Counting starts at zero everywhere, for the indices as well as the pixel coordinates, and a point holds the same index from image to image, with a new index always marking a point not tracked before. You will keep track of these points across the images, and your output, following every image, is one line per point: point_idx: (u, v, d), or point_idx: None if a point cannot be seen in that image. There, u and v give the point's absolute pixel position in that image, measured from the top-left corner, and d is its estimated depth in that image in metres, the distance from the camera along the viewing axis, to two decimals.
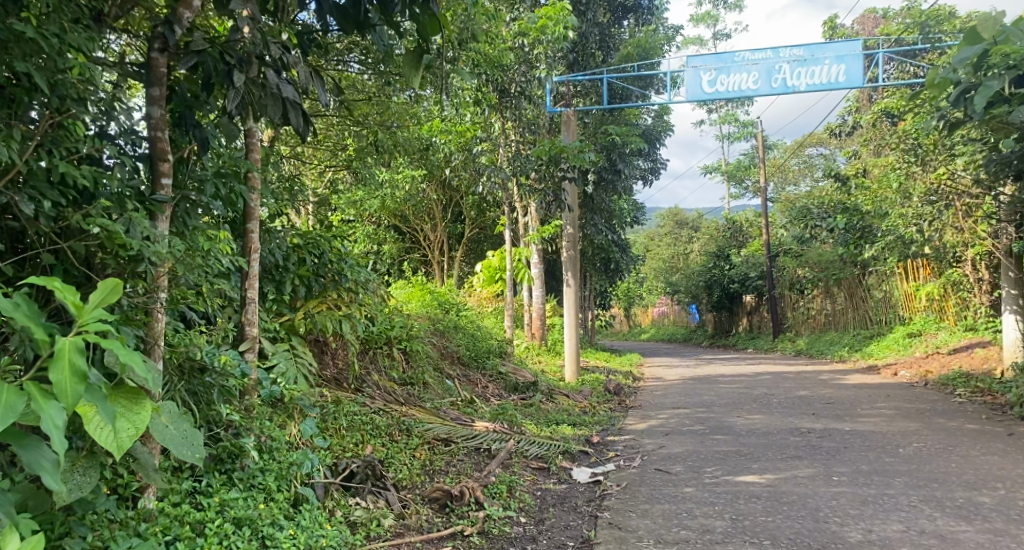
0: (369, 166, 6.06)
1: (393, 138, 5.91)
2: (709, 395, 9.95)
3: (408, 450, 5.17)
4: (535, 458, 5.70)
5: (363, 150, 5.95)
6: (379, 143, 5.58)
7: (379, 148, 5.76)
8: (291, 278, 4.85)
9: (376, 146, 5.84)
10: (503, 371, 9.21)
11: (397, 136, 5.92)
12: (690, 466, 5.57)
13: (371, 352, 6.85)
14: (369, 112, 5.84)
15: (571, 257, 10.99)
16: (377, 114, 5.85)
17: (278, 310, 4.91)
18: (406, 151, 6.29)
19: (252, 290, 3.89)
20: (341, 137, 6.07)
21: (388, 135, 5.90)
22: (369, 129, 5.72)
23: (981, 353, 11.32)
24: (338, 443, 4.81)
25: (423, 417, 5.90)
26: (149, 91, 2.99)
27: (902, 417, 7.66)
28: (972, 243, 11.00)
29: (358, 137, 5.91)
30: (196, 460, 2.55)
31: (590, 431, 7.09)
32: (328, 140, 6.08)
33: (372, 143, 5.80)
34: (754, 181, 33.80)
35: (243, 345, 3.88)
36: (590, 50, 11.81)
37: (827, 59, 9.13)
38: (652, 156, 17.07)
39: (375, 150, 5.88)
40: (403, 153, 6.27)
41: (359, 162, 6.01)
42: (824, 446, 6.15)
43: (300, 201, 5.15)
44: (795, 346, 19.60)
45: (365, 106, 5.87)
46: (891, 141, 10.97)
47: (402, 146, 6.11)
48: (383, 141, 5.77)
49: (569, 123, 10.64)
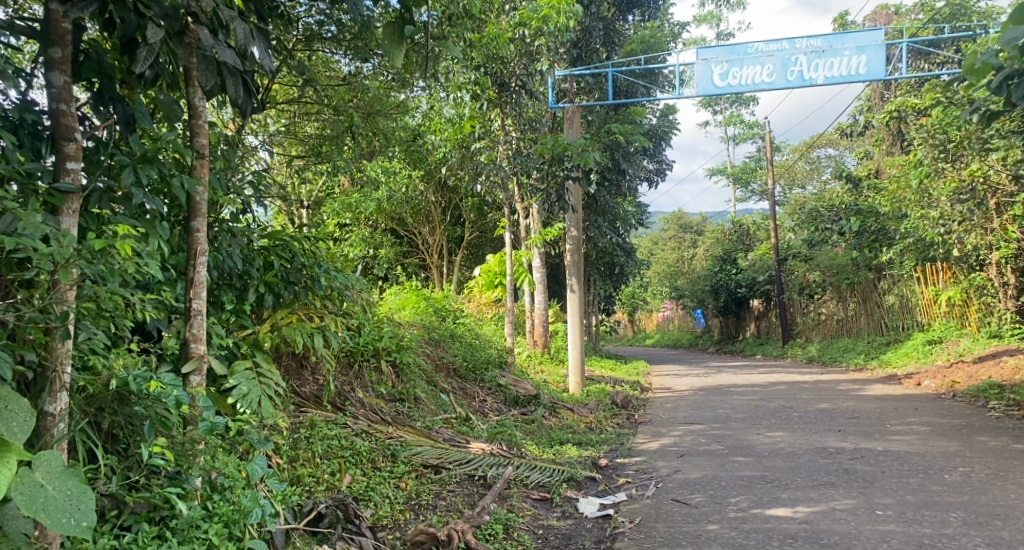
0: (349, 157, 5.48)
1: (372, 124, 5.36)
2: (723, 408, 9.30)
3: (393, 480, 4.61)
4: (536, 487, 5.09)
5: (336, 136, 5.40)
6: (354, 127, 4.97)
7: (355, 136, 5.19)
8: (256, 284, 4.13)
9: (351, 134, 5.29)
10: (502, 383, 8.59)
11: (376, 120, 5.37)
12: (712, 496, 4.94)
13: (357, 365, 6.25)
14: (344, 96, 5.32)
15: (575, 261, 10.37)
16: (356, 100, 5.34)
17: (239, 324, 4.20)
18: (390, 141, 5.70)
19: (199, 300, 3.19)
20: (317, 123, 5.49)
21: (365, 119, 5.34)
22: (341, 111, 5.17)
23: (1013, 362, 10.68)
24: (311, 475, 4.26)
25: (412, 438, 5.29)
26: (48, 52, 2.40)
27: (938, 436, 7.02)
28: (999, 245, 10.39)
29: (334, 124, 5.33)
30: (80, 531, 2.16)
31: (597, 452, 6.45)
32: (304, 131, 5.51)
33: (348, 127, 5.19)
34: (760, 183, 33.15)
35: (187, 367, 3.16)
36: (595, 45, 11.24)
37: (846, 50, 8.49)
38: (657, 157, 16.49)
39: (353, 138, 5.32)
40: (387, 143, 5.68)
41: (331, 150, 5.44)
42: (859, 471, 5.52)
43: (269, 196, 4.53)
44: (806, 353, 18.95)
45: (344, 89, 5.34)
46: (914, 138, 10.37)
47: (383, 133, 5.56)
48: (360, 126, 5.20)
49: (573, 120, 10.04)
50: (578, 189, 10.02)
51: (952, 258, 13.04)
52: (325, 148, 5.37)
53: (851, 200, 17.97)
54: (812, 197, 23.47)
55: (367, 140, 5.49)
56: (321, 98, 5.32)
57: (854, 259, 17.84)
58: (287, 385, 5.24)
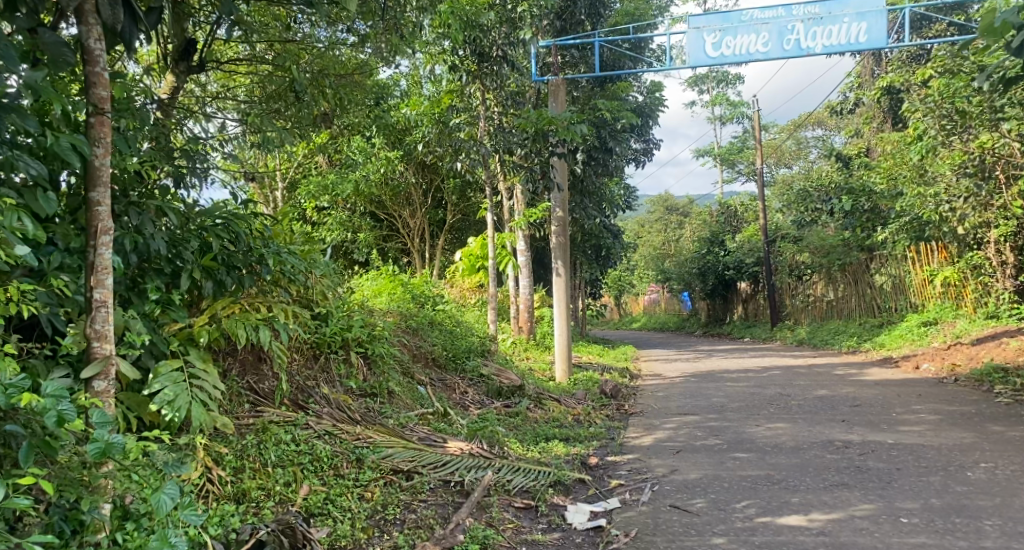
0: (302, 120, 5.15)
1: (320, 86, 5.08)
2: (718, 396, 8.81)
3: (358, 489, 4.09)
4: (519, 492, 4.56)
5: (282, 97, 5.09)
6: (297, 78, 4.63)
7: (301, 95, 4.89)
8: (189, 269, 3.53)
9: (297, 93, 5.00)
10: (485, 373, 8.05)
11: (323, 81, 5.10)
12: (714, 501, 4.46)
13: (323, 358, 5.68)
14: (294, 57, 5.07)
15: (560, 243, 9.80)
16: (307, 61, 5.11)
17: (166, 318, 3.48)
18: (344, 107, 5.39)
19: (103, 289, 2.70)
20: (264, 86, 5.16)
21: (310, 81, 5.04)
22: (285, 65, 4.87)
23: (1014, 344, 10.31)
24: (260, 489, 3.72)
25: (382, 438, 4.77)
26: None
27: (950, 426, 6.55)
28: (999, 223, 10.02)
29: (277, 81, 5.05)
30: None
31: (587, 449, 5.93)
32: (263, 90, 5.17)
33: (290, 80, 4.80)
34: (747, 163, 32.67)
35: (89, 370, 2.65)
36: (580, 16, 10.61)
37: (845, 16, 7.87)
38: (645, 136, 15.96)
39: (300, 97, 5.02)
40: (339, 108, 5.37)
41: (272, 108, 5.11)
42: (873, 469, 5.04)
43: (207, 168, 3.91)
44: (796, 336, 18.56)
45: (297, 49, 5.11)
46: (917, 109, 9.85)
47: (334, 94, 5.27)
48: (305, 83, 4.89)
49: (558, 93, 9.39)
50: (564, 166, 9.38)
51: (948, 237, 12.60)
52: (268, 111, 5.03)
53: (840, 179, 17.50)
54: (801, 177, 23.04)
55: (319, 108, 5.17)
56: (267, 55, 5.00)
57: (845, 240, 17.36)
58: (242, 381, 4.70)
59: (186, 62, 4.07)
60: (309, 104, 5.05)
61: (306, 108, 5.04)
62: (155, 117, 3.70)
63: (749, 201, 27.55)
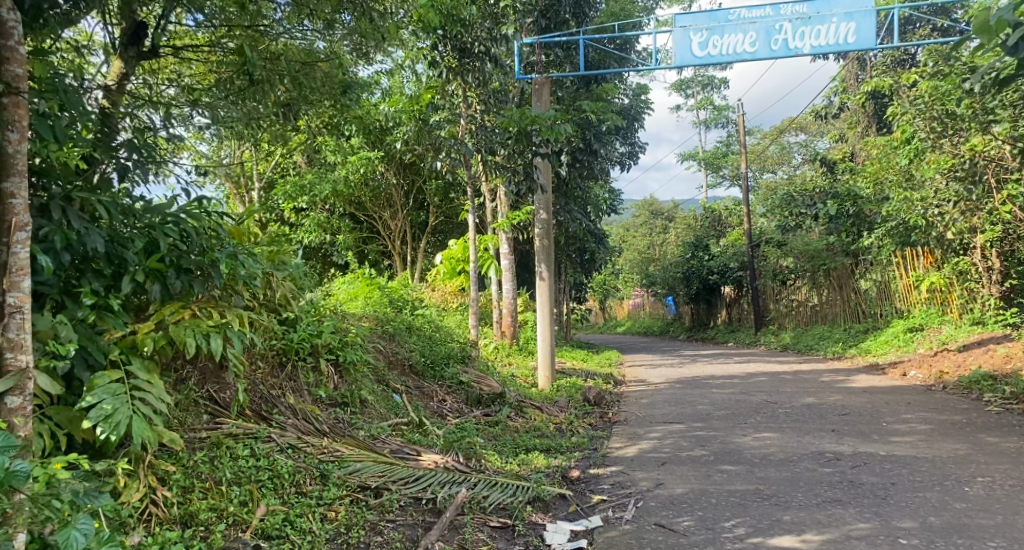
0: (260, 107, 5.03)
1: (273, 68, 4.97)
2: (704, 404, 8.58)
3: (320, 508, 3.80)
4: (495, 510, 4.29)
5: (235, 80, 4.89)
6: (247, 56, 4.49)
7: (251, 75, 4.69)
8: (132, 272, 3.27)
9: (248, 76, 4.82)
10: (464, 380, 7.74)
11: (277, 63, 4.93)
12: (702, 519, 4.22)
13: (290, 366, 5.39)
14: (252, 41, 5.00)
15: (544, 246, 9.53)
16: (260, 45, 4.96)
17: (105, 324, 3.21)
18: (305, 95, 5.24)
19: (17, 294, 2.69)
20: (221, 73, 4.98)
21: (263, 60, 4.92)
22: (237, 46, 4.76)
23: (1002, 350, 10.17)
24: (211, 510, 3.43)
25: (351, 452, 4.49)
26: None
27: (942, 436, 6.35)
28: (986, 227, 9.91)
29: (230, 66, 4.89)
30: None
31: (568, 461, 5.66)
32: (220, 76, 4.98)
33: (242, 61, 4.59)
34: (731, 168, 32.62)
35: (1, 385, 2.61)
36: (565, 15, 10.32)
37: (834, 16, 7.67)
38: (630, 139, 15.77)
39: (253, 82, 4.87)
40: (299, 96, 5.22)
41: (227, 92, 4.91)
42: (867, 483, 4.81)
43: (155, 161, 3.65)
44: (780, 341, 18.39)
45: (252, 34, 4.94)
46: (908, 111, 9.66)
47: (292, 79, 5.10)
48: (257, 65, 4.73)
49: (542, 92, 9.16)
50: (548, 167, 9.10)
51: (934, 241, 12.46)
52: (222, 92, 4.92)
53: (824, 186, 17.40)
54: (786, 182, 22.97)
55: (275, 92, 5.06)
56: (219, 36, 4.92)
57: (830, 244, 17.23)
58: (202, 390, 4.43)
59: (136, 47, 4.02)
60: (261, 86, 4.91)
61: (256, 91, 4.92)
62: (99, 109, 3.50)
63: (734, 205, 27.46)
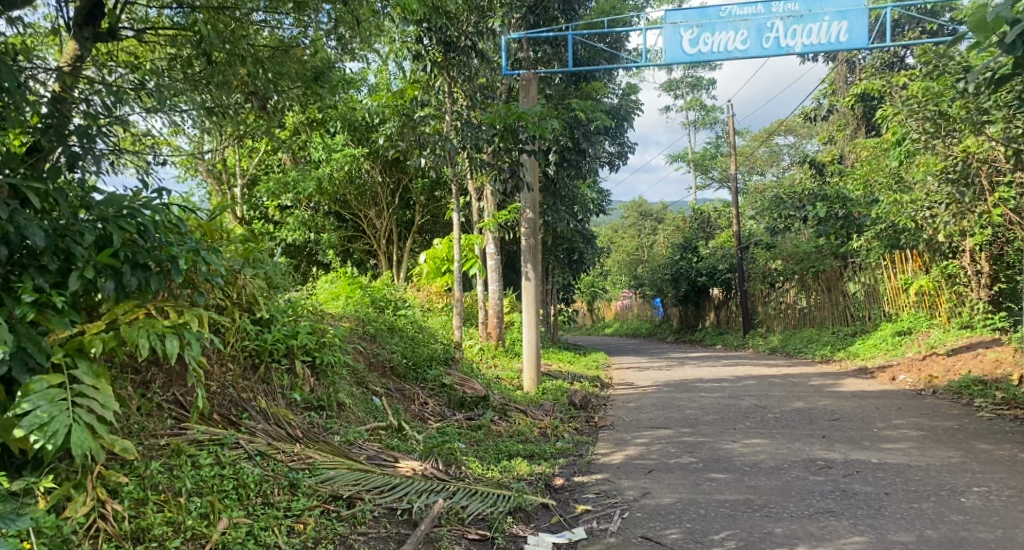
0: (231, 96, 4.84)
1: (235, 49, 4.76)
2: (691, 408, 8.40)
3: (287, 520, 3.58)
4: (474, 521, 4.09)
5: (195, 60, 4.74)
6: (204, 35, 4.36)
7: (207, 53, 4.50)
8: (80, 268, 3.12)
9: (206, 56, 4.66)
10: (447, 383, 7.52)
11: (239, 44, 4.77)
12: (690, 531, 4.03)
13: (263, 367, 5.16)
14: (219, 22, 4.80)
15: (531, 245, 9.34)
16: (225, 27, 4.80)
17: (47, 324, 3.07)
18: (278, 83, 5.12)
19: None
20: (184, 59, 4.83)
21: (222, 41, 4.75)
22: (196, 27, 4.59)
23: (992, 355, 10.07)
24: (167, 524, 3.23)
25: (324, 459, 4.27)
26: None
27: (934, 443, 6.20)
28: (976, 230, 9.82)
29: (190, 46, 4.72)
30: None
31: (552, 468, 5.47)
32: (182, 60, 4.81)
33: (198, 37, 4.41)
34: (720, 170, 32.59)
35: None
36: (553, 12, 10.13)
37: (826, 15, 7.53)
38: (619, 138, 15.61)
39: (211, 62, 4.69)
40: (270, 83, 5.08)
41: (191, 77, 4.76)
42: (860, 493, 4.64)
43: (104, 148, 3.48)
44: (768, 344, 18.28)
45: (216, 16, 4.79)
46: (899, 111, 9.54)
47: (255, 60, 4.93)
48: (213, 44, 4.56)
49: (529, 88, 8.96)
50: (535, 165, 8.89)
51: (924, 245, 12.36)
52: (186, 75, 4.74)
53: (813, 188, 17.31)
54: (775, 184, 22.92)
55: (240, 77, 4.90)
56: (182, 18, 4.77)
57: (819, 247, 17.14)
58: (167, 394, 4.24)
59: (91, 27, 3.86)
60: (221, 70, 4.77)
61: (219, 75, 4.78)
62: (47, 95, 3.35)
63: (722, 206, 27.39)
